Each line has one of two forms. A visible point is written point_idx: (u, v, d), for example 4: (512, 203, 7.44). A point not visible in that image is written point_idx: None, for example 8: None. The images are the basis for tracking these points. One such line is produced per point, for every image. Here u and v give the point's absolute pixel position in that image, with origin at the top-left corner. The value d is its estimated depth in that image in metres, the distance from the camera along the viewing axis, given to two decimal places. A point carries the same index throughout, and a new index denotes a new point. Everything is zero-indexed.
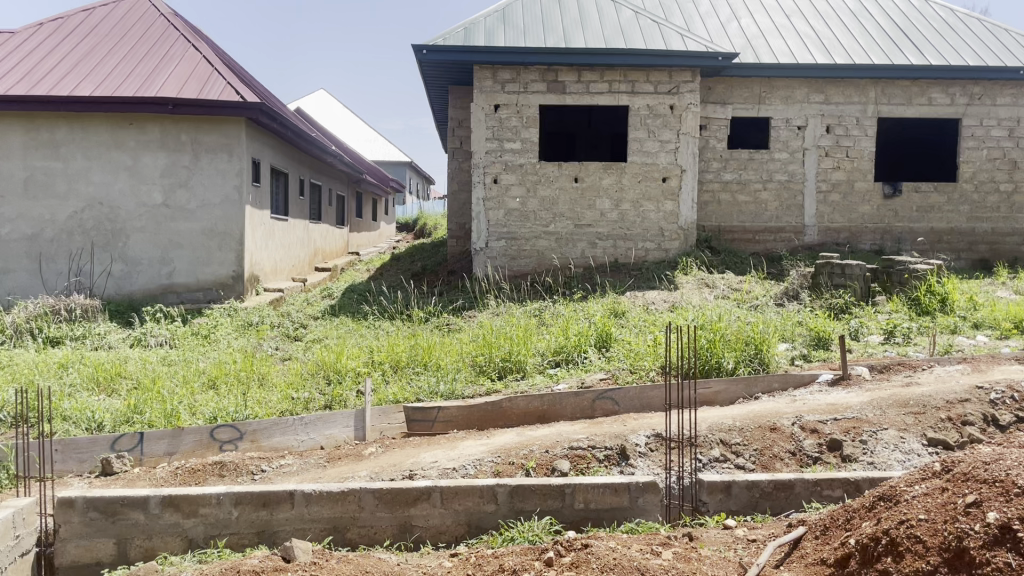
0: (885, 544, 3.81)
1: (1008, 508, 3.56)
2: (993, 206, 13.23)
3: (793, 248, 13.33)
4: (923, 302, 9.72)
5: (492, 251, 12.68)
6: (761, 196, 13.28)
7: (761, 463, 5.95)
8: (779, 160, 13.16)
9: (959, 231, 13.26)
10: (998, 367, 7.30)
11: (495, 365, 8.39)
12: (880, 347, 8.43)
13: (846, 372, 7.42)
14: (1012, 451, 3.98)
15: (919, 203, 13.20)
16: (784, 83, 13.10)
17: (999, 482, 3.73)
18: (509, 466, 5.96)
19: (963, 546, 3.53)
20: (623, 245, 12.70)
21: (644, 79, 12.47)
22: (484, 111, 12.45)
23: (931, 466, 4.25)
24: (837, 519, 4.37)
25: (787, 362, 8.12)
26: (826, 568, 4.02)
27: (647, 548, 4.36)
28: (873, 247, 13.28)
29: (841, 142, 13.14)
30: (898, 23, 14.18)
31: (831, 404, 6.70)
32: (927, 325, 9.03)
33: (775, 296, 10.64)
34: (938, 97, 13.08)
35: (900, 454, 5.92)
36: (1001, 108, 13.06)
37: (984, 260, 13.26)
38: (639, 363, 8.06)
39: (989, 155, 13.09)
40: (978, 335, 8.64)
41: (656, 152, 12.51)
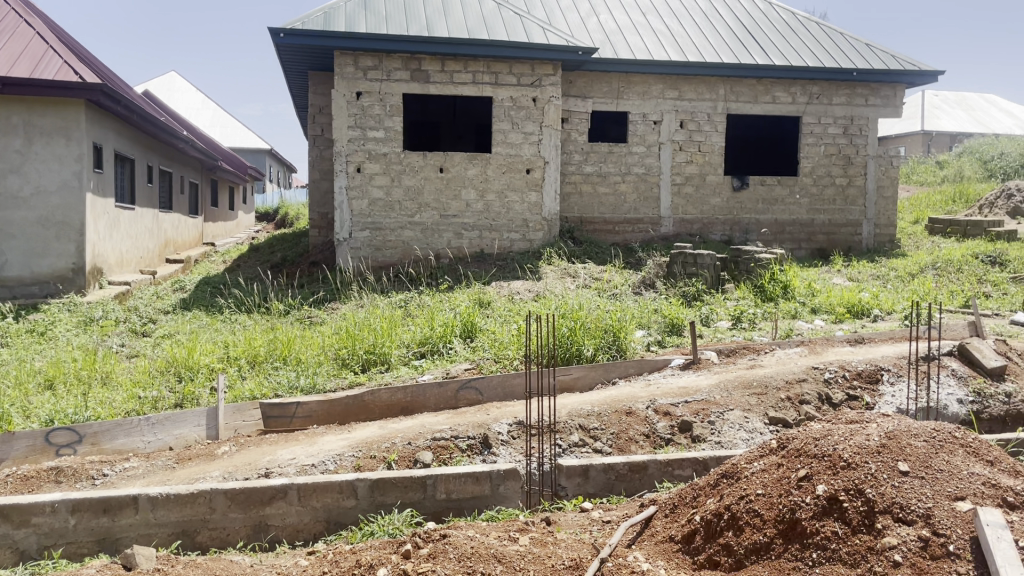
0: (727, 519, 4.03)
1: (835, 481, 3.82)
2: (830, 198, 14.18)
3: (650, 239, 13.80)
4: (767, 289, 10.31)
5: (355, 242, 12.44)
6: (620, 188, 13.67)
7: (617, 446, 6.15)
8: (636, 153, 13.60)
9: (800, 222, 14.14)
10: (832, 349, 7.86)
11: (358, 358, 8.26)
12: (728, 332, 8.90)
13: (696, 357, 7.78)
14: (839, 428, 4.27)
15: (764, 195, 14.00)
16: (641, 78, 13.51)
17: (828, 456, 3.99)
18: (371, 460, 5.88)
19: (795, 518, 3.77)
20: (488, 236, 12.78)
21: (507, 71, 12.55)
22: (346, 98, 12.18)
23: (768, 443, 4.52)
24: (685, 497, 4.57)
25: (643, 348, 8.43)
26: (673, 545, 4.20)
27: (504, 535, 4.39)
28: (723, 238, 13.98)
29: (694, 137, 13.72)
30: (745, 24, 14.93)
31: (683, 387, 7.00)
32: (770, 311, 9.60)
33: (633, 285, 10.99)
34: (781, 95, 13.87)
35: (744, 433, 6.29)
36: (837, 107, 13.99)
37: (821, 250, 14.23)
38: (503, 352, 8.13)
39: (826, 151, 14.01)
40: (816, 319, 9.27)
41: (519, 144, 12.66)
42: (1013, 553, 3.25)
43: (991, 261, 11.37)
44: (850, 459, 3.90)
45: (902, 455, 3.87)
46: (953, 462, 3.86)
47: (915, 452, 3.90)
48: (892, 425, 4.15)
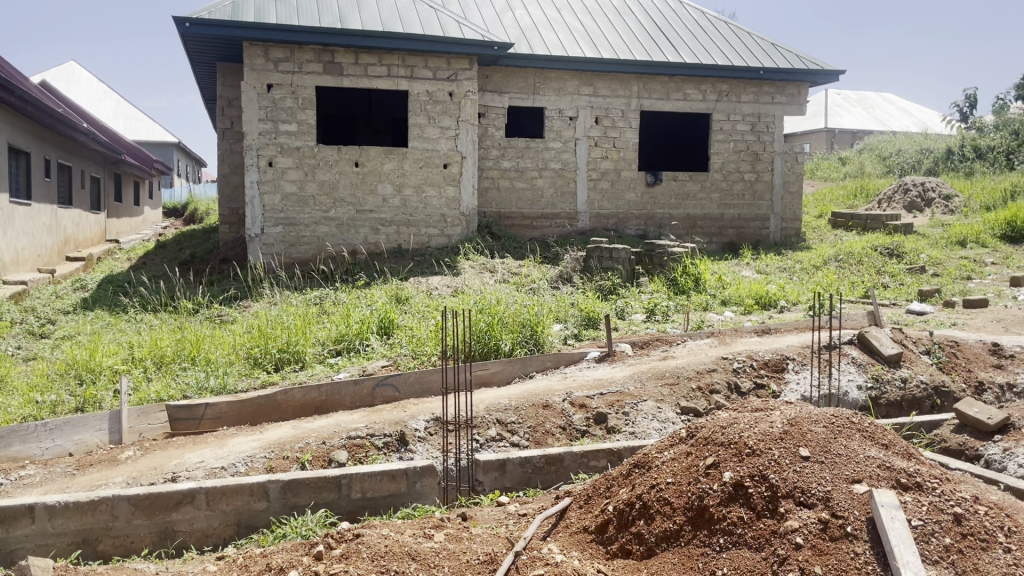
0: (638, 508, 4.11)
1: (740, 467, 3.93)
2: (739, 194, 14.58)
3: (567, 234, 13.93)
4: (680, 282, 10.55)
5: (268, 238, 12.15)
6: (537, 183, 13.75)
7: (534, 440, 6.20)
8: (553, 149, 13.70)
9: (711, 217, 14.52)
10: (740, 339, 8.10)
11: (271, 357, 8.07)
12: (642, 325, 9.07)
13: (611, 349, 7.89)
14: (744, 416, 4.39)
15: (676, 190, 14.31)
16: (556, 74, 13.61)
17: (734, 444, 4.11)
18: (284, 461, 5.76)
19: (703, 505, 3.87)
20: (405, 231, 12.66)
21: (422, 65, 12.46)
22: (256, 90, 11.87)
23: (678, 433, 4.62)
24: (599, 488, 4.63)
25: (560, 341, 8.51)
26: (587, 535, 4.25)
27: (420, 532, 4.36)
28: (638, 232, 14.23)
29: (609, 133, 13.91)
30: (657, 22, 15.21)
31: (598, 379, 7.10)
32: (683, 303, 9.83)
33: (551, 279, 11.08)
34: (692, 92, 14.18)
35: (657, 423, 6.42)
36: (745, 105, 14.40)
37: (731, 244, 14.64)
38: (421, 348, 8.08)
39: (735, 148, 14.41)
40: (726, 311, 9.54)
41: (436, 138, 12.58)
42: (905, 532, 3.40)
43: (889, 254, 11.90)
44: (755, 446, 4.02)
45: (803, 441, 4.00)
46: (851, 446, 4.02)
47: (815, 438, 4.04)
48: (793, 412, 4.29)
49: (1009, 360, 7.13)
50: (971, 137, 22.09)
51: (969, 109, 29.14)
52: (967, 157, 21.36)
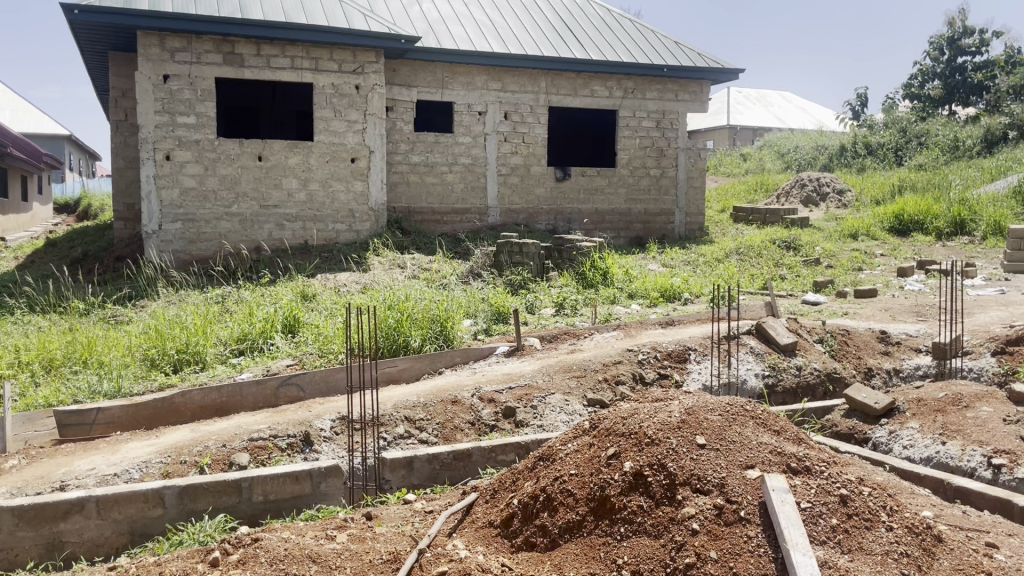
0: (542, 500, 4.14)
1: (640, 457, 4.00)
2: (646, 189, 14.87)
3: (477, 229, 13.92)
4: (588, 276, 10.68)
5: (167, 234, 11.71)
6: (447, 178, 13.68)
7: (443, 436, 6.17)
8: (462, 143, 13.66)
9: (618, 211, 14.77)
10: (645, 331, 8.27)
11: (169, 358, 7.77)
12: (551, 319, 9.14)
13: (519, 344, 7.93)
14: (644, 406, 4.47)
15: (585, 185, 14.48)
16: (464, 69, 13.57)
17: (634, 434, 4.18)
18: (181, 466, 5.55)
19: (605, 495, 3.93)
20: (312, 227, 12.40)
21: (327, 57, 12.21)
22: (152, 81, 11.41)
23: (581, 425, 4.67)
24: (505, 482, 4.63)
25: (470, 337, 8.49)
26: (493, 530, 4.25)
27: (322, 534, 4.28)
28: (547, 227, 14.35)
29: (518, 128, 13.97)
30: (564, 19, 15.34)
31: (507, 373, 7.11)
32: (591, 297, 9.95)
33: (461, 275, 11.05)
34: (599, 89, 14.39)
35: (565, 415, 6.49)
36: (650, 102, 14.68)
37: (638, 238, 14.92)
38: (328, 347, 7.94)
39: (641, 144, 14.68)
40: (633, 304, 9.72)
41: (342, 132, 12.37)
42: (795, 515, 3.52)
43: (786, 247, 12.36)
44: (654, 435, 4.09)
45: (699, 429, 4.10)
46: (744, 433, 4.14)
47: (711, 426, 4.14)
48: (690, 401, 4.39)
49: (895, 347, 7.50)
50: (863, 133, 23.13)
51: (861, 107, 30.52)
52: (859, 153, 22.36)
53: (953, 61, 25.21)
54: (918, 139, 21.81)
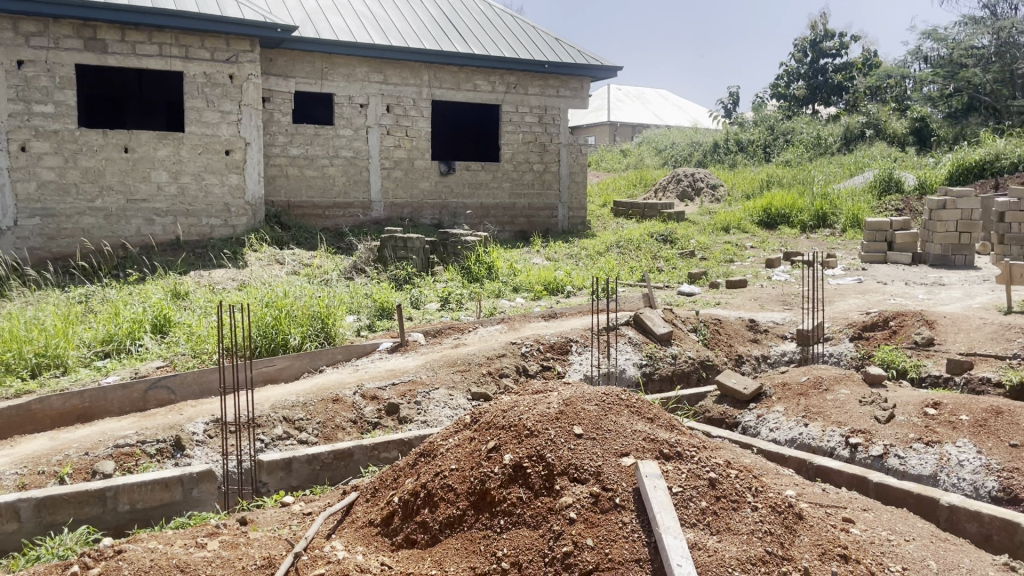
0: (423, 497, 4.11)
1: (520, 449, 4.03)
2: (530, 183, 15.02)
3: (360, 223, 13.69)
4: (473, 270, 10.70)
5: (23, 230, 10.94)
6: (328, 171, 13.38)
7: (324, 435, 6.04)
8: (343, 136, 13.40)
9: (503, 206, 14.84)
10: (528, 324, 8.36)
11: (26, 363, 7.26)
12: (436, 313, 9.10)
13: (403, 339, 7.84)
14: (524, 398, 4.50)
15: (469, 179, 14.48)
16: (344, 60, 13.31)
17: (514, 426, 4.20)
18: (38, 476, 5.20)
19: (485, 488, 3.93)
20: (185, 222, 11.87)
21: (198, 45, 11.71)
22: (3, 67, 10.64)
23: (462, 419, 4.66)
24: (386, 480, 4.56)
25: (352, 333, 8.34)
26: (373, 529, 4.19)
27: (192, 542, 4.10)
28: (432, 222, 14.26)
29: (400, 121, 13.82)
30: (445, 12, 15.28)
31: (390, 370, 7.02)
32: (476, 291, 9.97)
33: (344, 270, 10.83)
34: (481, 84, 14.41)
35: (449, 410, 6.47)
36: (532, 97, 14.83)
37: (523, 232, 15.05)
38: (201, 347, 7.61)
39: (524, 139, 14.82)
40: (517, 297, 9.79)
41: (216, 123, 11.90)
42: (666, 499, 3.59)
43: (664, 240, 12.76)
44: (533, 427, 4.13)
45: (577, 420, 4.16)
46: (620, 422, 4.22)
47: (588, 416, 4.21)
48: (568, 392, 4.45)
49: (763, 334, 7.86)
50: (734, 130, 24.15)
51: (733, 106, 31.86)
52: (731, 150, 23.36)
53: (815, 62, 26.66)
54: (784, 137, 22.96)
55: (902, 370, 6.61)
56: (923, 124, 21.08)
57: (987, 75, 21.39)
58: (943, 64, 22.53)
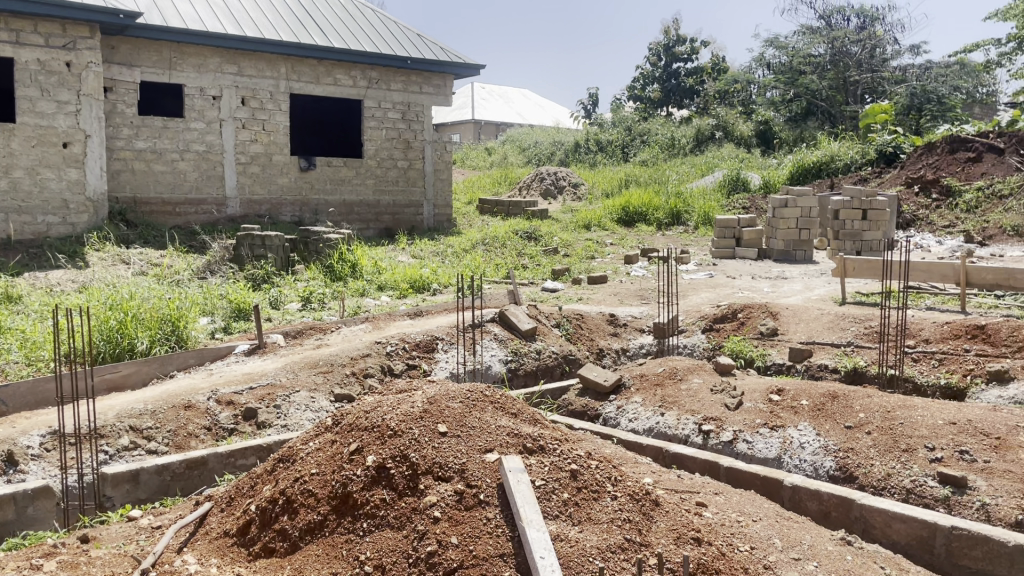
0: (282, 504, 3.96)
1: (383, 450, 3.95)
2: (393, 180, 14.82)
3: (214, 221, 13.09)
4: (336, 269, 10.44)
5: None
6: (179, 166, 12.72)
7: (175, 444, 5.72)
8: (195, 129, 12.78)
9: (366, 203, 14.60)
10: (393, 323, 8.25)
11: None
12: (297, 314, 8.82)
13: (261, 341, 7.54)
14: (387, 398, 4.42)
15: (331, 175, 14.13)
16: (195, 50, 12.69)
17: (377, 427, 4.11)
18: None
19: (347, 492, 3.83)
20: (17, 219, 10.98)
21: (30, 29, 10.86)
22: None
23: (323, 422, 4.52)
24: (242, 488, 4.36)
25: (206, 336, 7.94)
26: (228, 540, 4.00)
27: (24, 566, 3.77)
28: (292, 219, 13.83)
29: (256, 115, 13.32)
30: (303, 3, 14.84)
31: (247, 373, 6.73)
32: (339, 290, 9.74)
33: (197, 270, 10.32)
34: (342, 78, 14.12)
35: (310, 413, 6.29)
36: (394, 93, 14.66)
37: (387, 229, 14.84)
38: (37, 355, 7.03)
39: (387, 135, 14.63)
40: (382, 296, 9.65)
41: (52, 114, 11.07)
42: (529, 492, 3.61)
43: (528, 237, 12.93)
44: (396, 427, 4.06)
45: (441, 418, 4.12)
46: (484, 418, 4.21)
47: (452, 414, 4.18)
48: (432, 391, 4.40)
49: (623, 328, 8.10)
50: (594, 130, 24.82)
51: (593, 106, 32.73)
52: (592, 150, 24.01)
53: (669, 66, 27.79)
54: (641, 138, 23.82)
55: (750, 359, 6.98)
56: (767, 127, 22.41)
57: (822, 82, 22.94)
58: (784, 71, 23.96)
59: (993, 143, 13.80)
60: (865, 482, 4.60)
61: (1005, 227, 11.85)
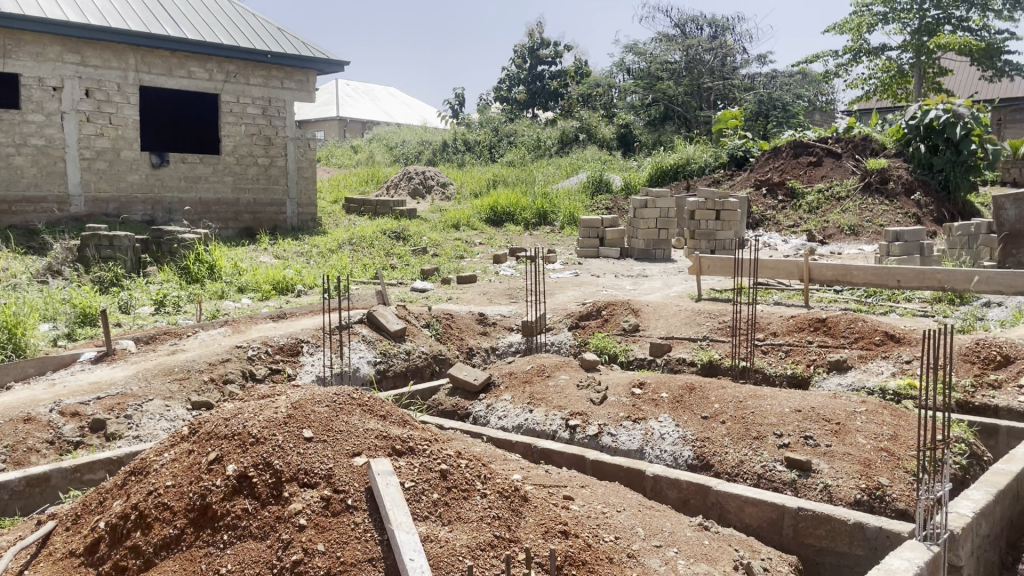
0: (134, 519, 3.73)
1: (244, 458, 3.79)
2: (253, 178, 14.29)
3: (56, 220, 12.21)
4: (192, 271, 9.95)
5: None
6: (14, 161, 11.81)
7: (12, 460, 5.28)
8: (32, 122, 11.90)
9: (224, 201, 14.01)
10: (255, 326, 7.96)
11: None
12: (149, 318, 8.35)
13: (110, 348, 7.09)
14: (249, 405, 4.25)
15: (186, 172, 13.48)
16: (32, 38, 11.81)
17: (238, 435, 3.95)
18: None
19: (206, 503, 3.66)
20: None
21: None
22: None
23: (179, 431, 4.30)
24: (89, 504, 4.08)
25: (48, 344, 7.38)
26: (75, 560, 3.74)
27: None
28: (144, 218, 13.09)
29: (102, 108, 12.54)
30: None
31: (94, 382, 6.31)
32: (196, 293, 9.30)
33: (36, 273, 9.59)
34: (196, 71, 13.50)
35: (165, 422, 5.96)
36: (254, 87, 14.15)
37: (248, 229, 14.30)
38: None
39: (246, 131, 14.10)
40: (243, 298, 9.28)
41: None
42: (398, 494, 3.57)
43: (395, 237, 12.79)
44: (259, 434, 3.91)
45: (306, 423, 4.00)
46: (351, 422, 4.12)
47: (318, 418, 4.07)
48: (297, 396, 4.26)
49: (491, 327, 8.16)
50: (461, 130, 24.90)
51: (459, 106, 32.80)
52: (459, 149, 24.06)
53: (533, 68, 28.23)
54: (507, 138, 24.11)
55: (613, 355, 7.20)
56: (627, 130, 23.22)
57: (678, 88, 23.94)
58: (643, 76, 24.81)
59: (831, 148, 14.81)
60: (720, 470, 4.83)
61: (842, 226, 12.79)
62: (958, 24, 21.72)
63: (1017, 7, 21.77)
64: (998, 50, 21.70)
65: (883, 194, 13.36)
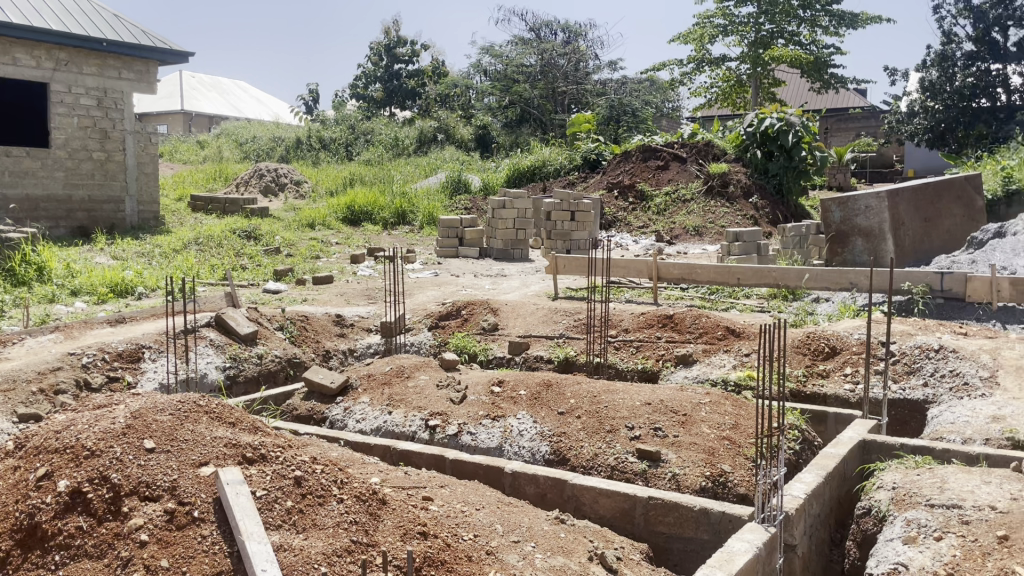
0: None
1: (77, 473, 3.55)
2: (88, 173, 13.35)
3: None
4: (17, 272, 9.17)
5: None
6: None
7: None
8: None
9: (55, 198, 13.00)
10: (90, 331, 7.42)
11: None
12: None
13: None
14: (83, 415, 3.97)
15: (10, 167, 12.42)
16: None
17: (70, 448, 3.68)
18: None
19: (35, 523, 3.41)
20: None
21: None
22: None
23: (4, 446, 3.97)
24: None
25: None
26: None
27: None
28: None
29: None
30: None
31: None
32: (22, 297, 8.59)
33: None
34: (21, 57, 12.48)
35: None
36: (88, 77, 13.23)
37: (82, 227, 13.33)
38: None
39: (79, 123, 13.16)
40: (76, 302, 8.65)
41: None
42: (249, 504, 3.42)
43: (246, 236, 12.31)
44: (93, 447, 3.66)
45: (147, 432, 3.77)
46: (197, 430, 3.91)
47: (160, 427, 3.84)
48: (136, 404, 4.01)
49: (349, 328, 7.99)
50: (316, 127, 24.31)
51: (314, 103, 32.01)
52: (314, 146, 23.47)
53: (390, 67, 27.96)
54: (364, 136, 23.84)
55: (472, 355, 7.23)
56: (485, 131, 23.45)
57: (533, 91, 24.41)
58: (500, 78, 25.09)
59: (678, 153, 15.51)
60: (576, 464, 4.95)
61: (688, 228, 13.45)
62: (789, 38, 23.33)
63: (841, 24, 23.58)
64: (825, 64, 23.45)
65: (725, 197, 14.14)
